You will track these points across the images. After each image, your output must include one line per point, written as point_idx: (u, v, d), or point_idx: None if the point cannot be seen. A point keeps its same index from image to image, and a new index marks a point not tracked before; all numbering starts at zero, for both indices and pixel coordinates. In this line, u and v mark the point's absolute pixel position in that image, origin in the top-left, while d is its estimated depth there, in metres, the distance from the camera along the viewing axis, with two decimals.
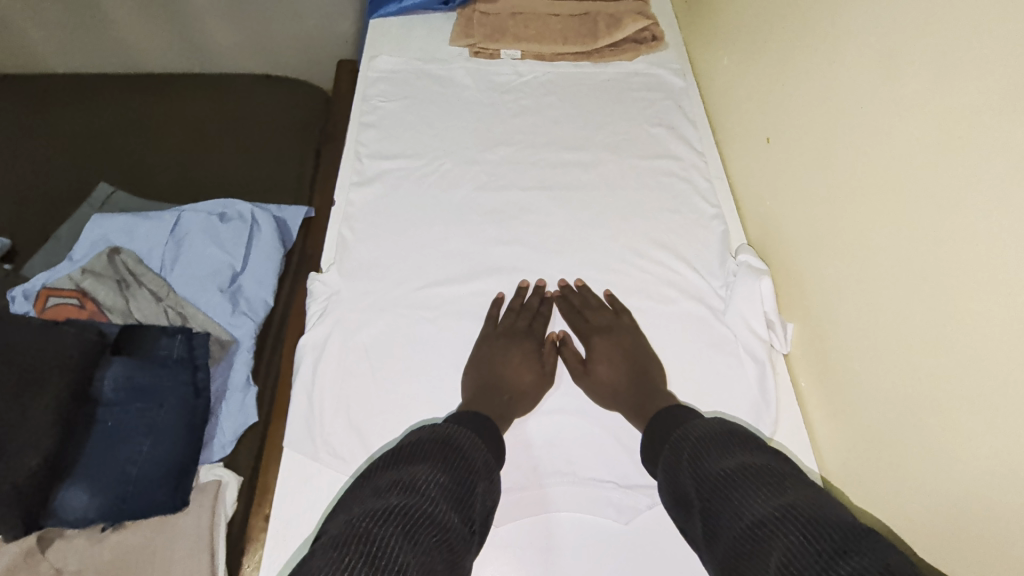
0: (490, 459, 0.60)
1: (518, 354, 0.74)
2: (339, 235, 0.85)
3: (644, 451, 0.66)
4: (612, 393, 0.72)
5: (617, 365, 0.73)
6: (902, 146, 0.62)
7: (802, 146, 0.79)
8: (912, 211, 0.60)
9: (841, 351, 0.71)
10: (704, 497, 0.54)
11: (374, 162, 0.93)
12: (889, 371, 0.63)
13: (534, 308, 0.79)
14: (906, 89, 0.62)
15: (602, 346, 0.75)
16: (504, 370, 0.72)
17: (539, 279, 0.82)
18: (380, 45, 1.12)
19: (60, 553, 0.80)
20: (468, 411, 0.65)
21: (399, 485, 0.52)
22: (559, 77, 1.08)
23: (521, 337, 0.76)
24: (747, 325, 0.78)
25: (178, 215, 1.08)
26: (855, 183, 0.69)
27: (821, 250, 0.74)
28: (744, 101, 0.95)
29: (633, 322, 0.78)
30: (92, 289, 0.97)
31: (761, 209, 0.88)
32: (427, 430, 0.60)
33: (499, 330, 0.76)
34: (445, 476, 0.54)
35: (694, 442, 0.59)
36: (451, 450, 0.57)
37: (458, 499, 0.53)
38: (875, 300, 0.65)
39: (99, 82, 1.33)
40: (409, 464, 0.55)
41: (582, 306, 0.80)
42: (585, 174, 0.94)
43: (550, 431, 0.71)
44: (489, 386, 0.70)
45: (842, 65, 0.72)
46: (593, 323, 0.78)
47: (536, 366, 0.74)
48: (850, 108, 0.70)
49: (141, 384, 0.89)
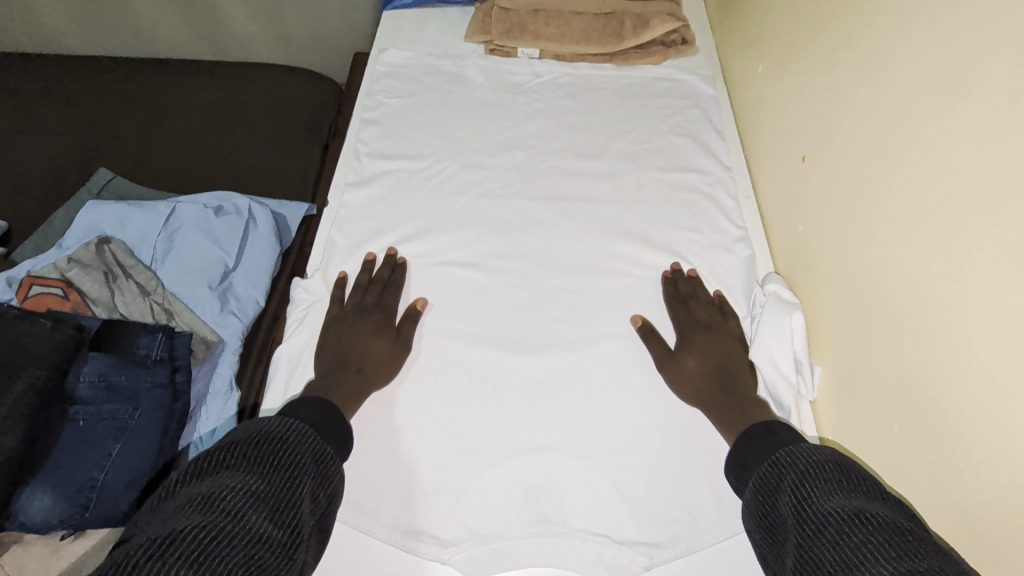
0: (323, 447, 0.54)
1: (367, 325, 0.69)
2: (329, 238, 0.80)
3: (729, 469, 0.59)
4: (696, 391, 0.65)
5: (708, 361, 0.67)
6: (962, 178, 0.53)
7: (842, 168, 0.70)
8: (970, 255, 0.51)
9: (875, 405, 0.62)
10: (804, 537, 0.45)
11: (374, 162, 0.87)
12: (928, 438, 0.54)
13: (384, 279, 0.74)
14: (972, 111, 0.53)
15: (699, 341, 0.69)
16: (349, 346, 0.67)
17: (388, 249, 0.77)
18: (391, 38, 1.06)
19: (17, 561, 0.77)
20: (304, 396, 0.59)
21: (198, 498, 0.45)
22: (579, 80, 1.00)
23: (369, 311, 0.70)
24: (773, 363, 0.68)
25: (173, 205, 1.03)
26: (901, 213, 0.60)
27: (858, 286, 0.65)
28: (778, 114, 0.86)
29: (737, 328, 0.72)
30: (78, 279, 0.92)
31: (791, 233, 0.80)
32: (249, 426, 0.53)
33: (345, 310, 0.71)
34: (262, 479, 0.48)
35: (798, 471, 0.50)
36: (272, 448, 0.51)
37: (276, 503, 0.47)
38: (915, 351, 0.57)
39: (113, 65, 1.30)
40: (218, 472, 0.48)
41: (688, 296, 0.74)
42: (600, 185, 0.87)
43: (538, 473, 0.63)
44: (337, 363, 0.65)
45: (895, 77, 0.63)
46: (695, 316, 0.72)
47: (390, 333, 0.69)
48: (903, 129, 0.61)
49: (117, 384, 0.84)
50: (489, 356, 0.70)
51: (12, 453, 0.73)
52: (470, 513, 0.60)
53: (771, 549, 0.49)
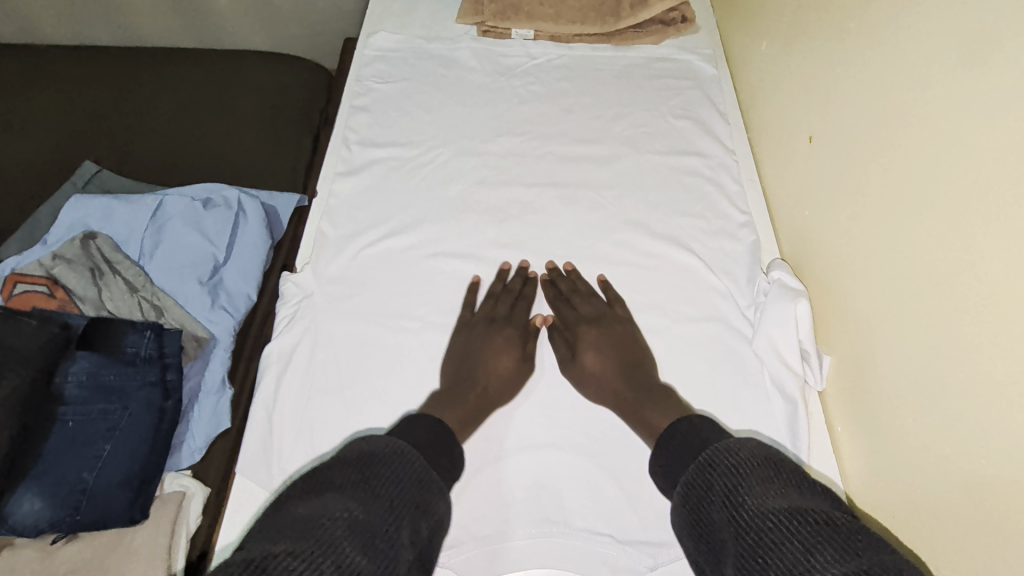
0: (430, 478, 0.50)
1: (500, 339, 0.66)
2: (318, 230, 0.77)
3: (653, 467, 0.55)
4: (606, 390, 0.63)
5: (607, 356, 0.65)
6: (980, 155, 0.50)
7: (851, 148, 0.67)
8: (987, 237, 0.49)
9: (887, 395, 0.59)
10: (741, 546, 0.42)
11: (364, 150, 0.84)
12: (947, 430, 0.51)
13: (517, 290, 0.71)
14: (991, 83, 0.50)
15: (590, 337, 0.67)
16: (481, 360, 0.64)
17: (520, 261, 0.74)
18: (381, 21, 1.02)
19: (8, 564, 0.75)
20: (420, 416, 0.56)
21: (300, 521, 0.42)
22: (575, 61, 0.97)
23: (499, 324, 0.68)
24: (779, 355, 0.66)
25: (160, 199, 1.00)
26: (915, 193, 0.57)
27: (869, 271, 0.63)
28: (783, 93, 0.83)
29: (626, 315, 0.70)
30: (63, 277, 0.90)
31: (797, 217, 0.77)
32: (355, 446, 0.50)
33: (476, 317, 0.69)
34: (363, 507, 0.44)
35: (727, 469, 0.47)
36: (375, 474, 0.47)
37: (375, 538, 0.42)
38: (930, 340, 0.54)
39: (96, 55, 1.26)
40: (320, 493, 0.45)
41: (569, 293, 0.71)
42: (598, 171, 0.84)
43: (538, 471, 0.61)
44: (463, 379, 0.63)
45: (906, 49, 0.60)
46: (580, 312, 0.70)
47: (517, 348, 0.67)
48: (916, 105, 0.58)
49: (106, 383, 0.82)
50: None
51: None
52: (467, 514, 0.58)
53: (706, 562, 0.46)
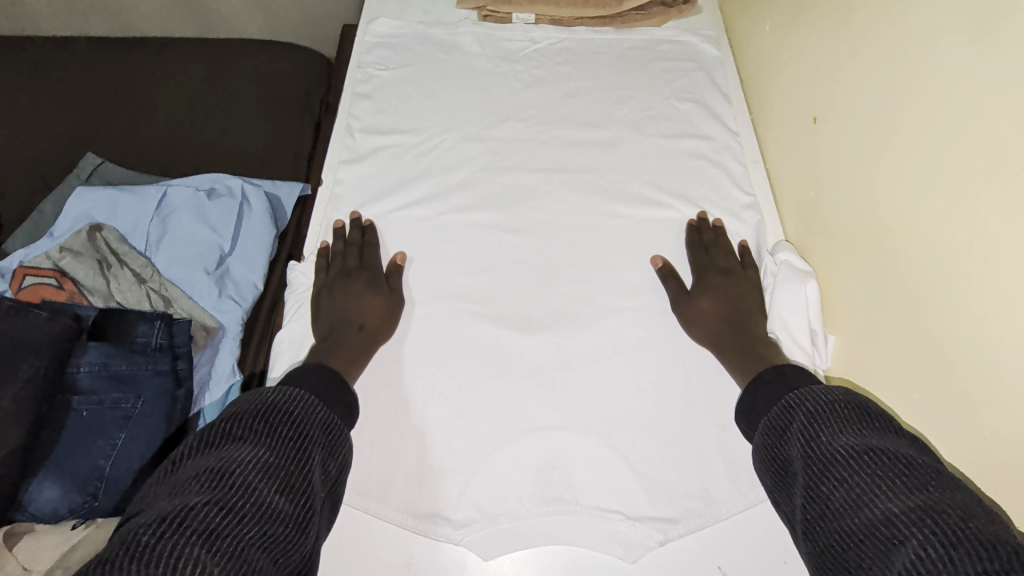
0: (331, 418, 0.55)
1: (359, 284, 0.69)
2: (325, 218, 0.77)
3: (739, 412, 0.60)
4: (712, 334, 0.66)
5: (721, 303, 0.68)
6: (984, 133, 0.50)
7: (855, 128, 0.67)
8: (992, 215, 0.49)
9: (895, 373, 0.60)
10: (810, 478, 0.47)
11: (367, 137, 0.84)
12: (961, 406, 0.52)
13: (357, 240, 0.73)
14: (995, 60, 0.50)
15: (716, 285, 0.69)
16: (347, 311, 0.67)
17: (354, 212, 0.77)
18: (379, 6, 1.01)
19: (29, 550, 0.73)
20: (309, 365, 0.59)
21: (208, 472, 0.45)
22: (577, 45, 0.96)
23: (355, 274, 0.70)
24: (786, 335, 0.67)
25: (164, 189, 1.00)
26: (920, 171, 0.57)
27: (875, 250, 0.63)
28: (787, 73, 0.82)
29: (755, 276, 0.73)
30: (71, 268, 0.90)
31: (802, 198, 0.77)
32: (252, 396, 0.53)
33: (332, 276, 0.71)
34: (269, 451, 0.48)
35: (807, 412, 0.51)
36: (275, 419, 0.51)
37: (287, 477, 0.47)
38: (939, 317, 0.54)
39: (93, 46, 1.25)
40: (224, 445, 0.48)
41: (710, 244, 0.74)
42: (602, 155, 0.84)
43: (551, 451, 0.62)
44: (332, 333, 0.66)
45: (913, 27, 0.60)
46: (715, 261, 0.72)
47: (382, 290, 0.69)
48: (921, 83, 0.58)
49: (118, 373, 0.83)
50: (494, 333, 0.68)
51: (18, 444, 0.73)
52: (481, 492, 0.60)
53: (779, 488, 0.51)
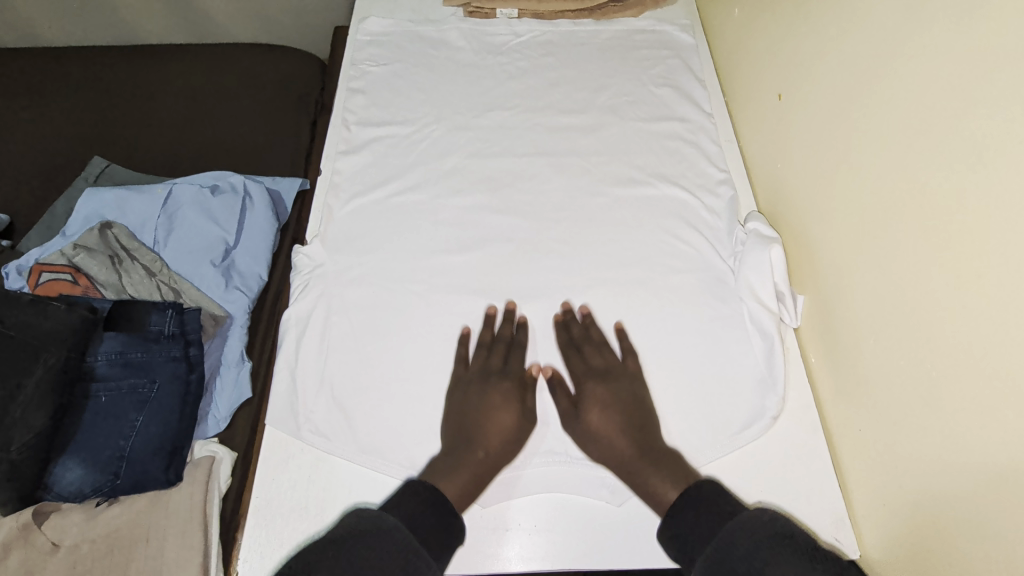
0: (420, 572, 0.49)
1: (496, 395, 0.64)
2: (325, 204, 0.82)
3: (662, 536, 0.55)
4: (614, 457, 0.61)
5: (613, 417, 0.63)
6: (927, 98, 0.56)
7: (817, 103, 0.72)
8: (933, 172, 0.55)
9: (854, 325, 0.65)
10: None
11: (363, 129, 0.89)
12: (908, 350, 0.58)
13: (508, 338, 0.70)
14: (936, 31, 0.55)
15: (599, 396, 0.64)
16: (480, 420, 0.62)
17: (507, 303, 0.73)
18: (370, 6, 1.06)
19: (58, 526, 0.80)
20: (416, 482, 0.56)
21: None
22: (559, 36, 1.01)
23: (495, 378, 0.66)
24: (756, 296, 0.72)
25: (170, 188, 1.05)
26: (873, 137, 0.63)
27: (835, 215, 0.68)
28: (755, 56, 0.87)
29: (637, 368, 0.68)
30: (85, 264, 0.95)
31: (771, 172, 0.82)
32: (355, 519, 0.51)
33: (470, 373, 0.67)
34: None
35: (745, 548, 0.48)
36: (367, 547, 0.48)
37: None
38: (891, 270, 0.60)
39: (96, 55, 1.30)
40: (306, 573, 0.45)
41: (583, 339, 0.70)
42: (584, 139, 0.89)
43: (541, 409, 0.67)
44: (459, 445, 0.61)
45: (864, 9, 0.65)
46: (591, 364, 0.68)
47: (517, 404, 0.64)
48: (872, 57, 0.64)
49: (133, 360, 0.88)
50: (486, 308, 0.73)
51: (42, 428, 0.78)
52: None
53: None
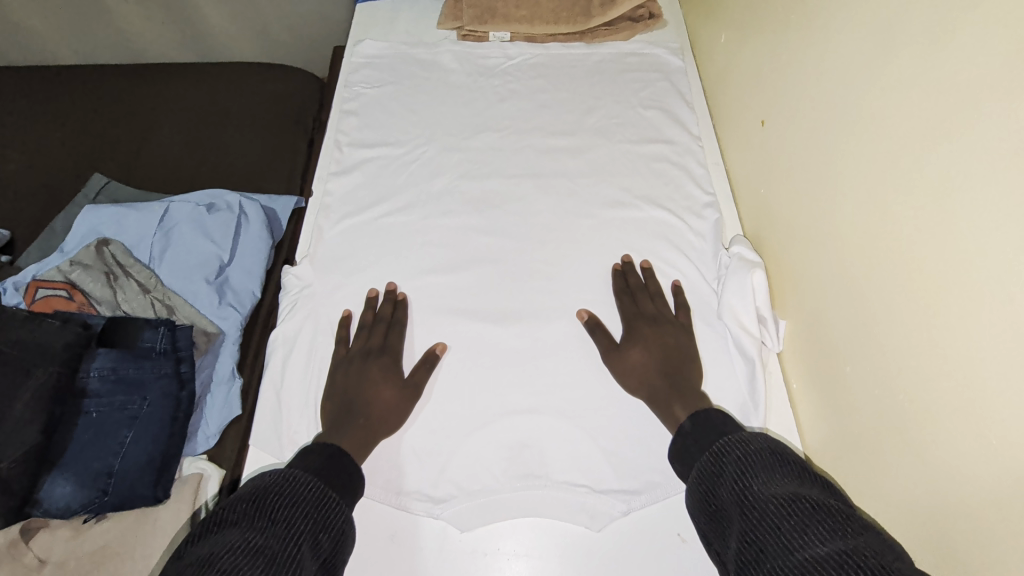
0: (331, 510, 0.54)
1: (374, 371, 0.68)
2: (315, 225, 0.83)
3: (673, 451, 0.60)
4: (644, 383, 0.66)
5: (652, 353, 0.68)
6: (898, 130, 0.57)
7: (797, 130, 0.73)
8: (904, 207, 0.56)
9: (834, 354, 0.65)
10: (747, 524, 0.47)
11: (354, 151, 0.91)
12: (883, 381, 0.58)
13: (387, 317, 0.73)
14: (905, 66, 0.56)
15: (646, 335, 0.70)
16: (358, 394, 0.66)
17: (388, 284, 0.77)
18: (365, 29, 1.09)
19: (45, 543, 0.81)
20: (311, 443, 0.61)
21: (199, 560, 0.45)
22: (550, 60, 1.03)
23: (373, 355, 0.69)
24: (738, 320, 0.72)
25: (167, 205, 1.07)
26: (850, 167, 0.63)
27: (815, 240, 0.69)
28: (739, 79, 0.89)
29: (687, 321, 0.73)
30: (81, 281, 0.96)
31: (756, 196, 0.83)
32: (257, 480, 0.55)
33: (350, 352, 0.70)
34: (264, 534, 0.48)
35: (737, 458, 0.53)
36: (267, 501, 0.52)
37: (273, 557, 0.46)
38: (868, 301, 0.60)
39: (101, 74, 1.32)
40: (222, 529, 0.48)
41: (637, 287, 0.76)
42: (572, 161, 0.90)
43: (522, 432, 0.67)
44: (342, 413, 0.64)
45: (838, 36, 0.67)
46: (642, 308, 0.73)
47: (395, 378, 0.68)
48: (847, 90, 0.65)
49: (125, 376, 0.88)
50: (470, 328, 0.74)
51: (32, 443, 0.78)
52: (461, 468, 0.65)
53: (715, 536, 0.52)
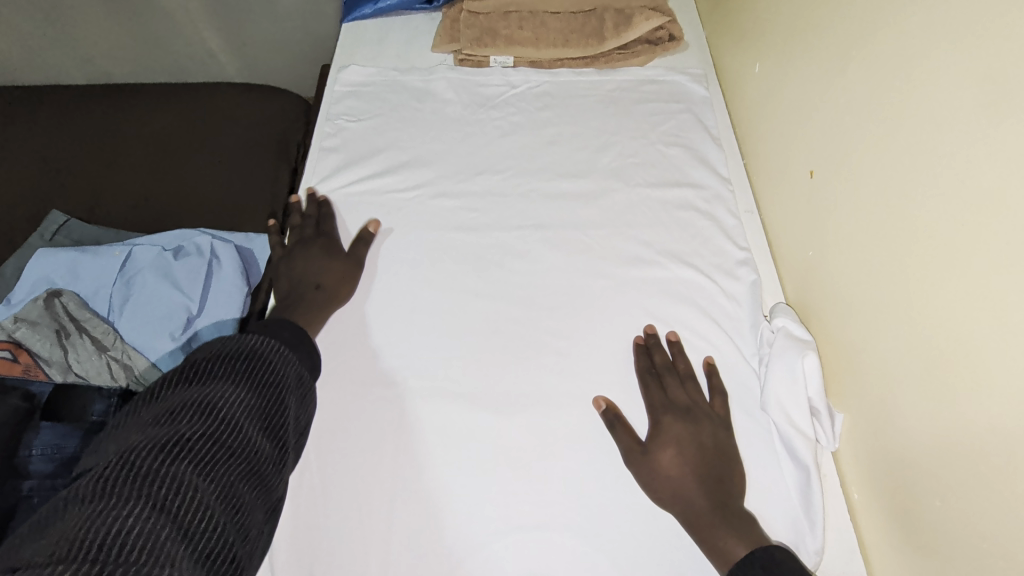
0: (303, 372, 0.55)
1: (315, 250, 0.71)
2: (284, 290, 0.72)
3: None
4: (680, 499, 0.55)
5: (687, 458, 0.57)
6: (1007, 219, 0.44)
7: (855, 185, 0.62)
8: (1014, 315, 0.43)
9: (913, 474, 0.53)
10: None
11: (334, 197, 0.79)
12: (981, 528, 0.46)
13: (313, 214, 0.76)
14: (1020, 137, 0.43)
15: (678, 435, 0.58)
16: (295, 272, 0.69)
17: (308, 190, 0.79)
18: (351, 53, 0.97)
19: None
20: (276, 321, 0.58)
21: (191, 409, 0.46)
22: (558, 88, 0.92)
23: (309, 240, 0.73)
24: (786, 414, 0.60)
25: (129, 249, 0.89)
26: (934, 246, 0.51)
27: (883, 323, 0.57)
28: (780, 112, 0.77)
29: (723, 412, 0.62)
30: (26, 340, 0.78)
31: (801, 254, 0.71)
32: (229, 339, 0.53)
33: (290, 245, 0.73)
34: (253, 395, 0.49)
35: None
36: (254, 363, 0.51)
37: (267, 419, 0.49)
38: (960, 423, 0.48)
39: (65, 96, 1.20)
40: (205, 383, 0.49)
41: (666, 368, 0.64)
42: (586, 209, 0.78)
43: (530, 556, 0.56)
44: (292, 294, 0.67)
45: (911, 79, 0.55)
46: (670, 397, 0.62)
47: (341, 258, 0.71)
48: (928, 155, 0.52)
49: (74, 456, 0.70)
50: (466, 418, 0.63)
51: None
52: None
53: None
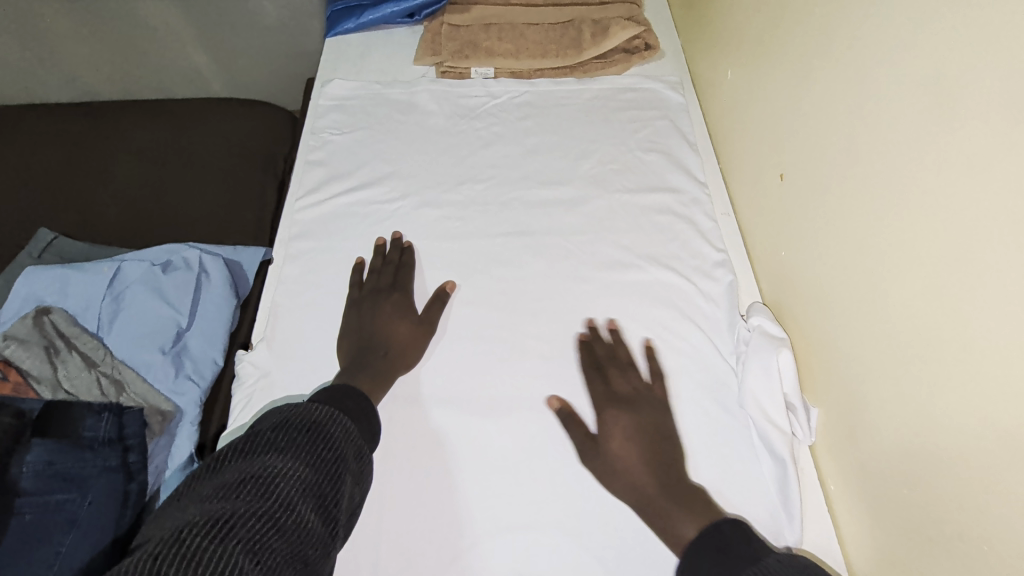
0: (362, 445, 0.54)
1: (387, 306, 0.69)
2: (271, 303, 0.73)
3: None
4: (633, 484, 0.57)
5: (634, 444, 0.59)
6: (958, 215, 0.47)
7: (823, 187, 0.64)
8: (966, 307, 0.46)
9: (882, 463, 0.55)
10: None
11: (320, 208, 0.81)
12: (942, 508, 0.48)
13: (396, 261, 0.74)
14: (966, 140, 0.46)
15: (651, 430, 0.60)
16: (374, 328, 0.67)
17: (393, 233, 0.78)
18: (335, 67, 0.99)
19: None
20: (336, 386, 0.58)
21: (248, 483, 0.46)
22: (538, 97, 0.94)
23: (386, 291, 0.71)
24: (761, 407, 0.62)
25: (117, 265, 0.89)
26: (895, 242, 0.53)
27: (852, 319, 0.59)
28: (752, 117, 0.79)
29: None
30: (15, 357, 0.77)
31: (775, 254, 0.73)
32: (294, 408, 0.54)
33: (363, 293, 0.71)
34: (311, 470, 0.49)
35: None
36: (316, 436, 0.51)
37: (322, 496, 0.48)
38: (923, 411, 0.50)
39: (51, 115, 1.20)
40: (266, 455, 0.49)
41: (621, 360, 0.67)
42: (567, 215, 0.80)
43: (516, 555, 0.57)
44: (364, 348, 0.66)
45: (871, 87, 0.57)
46: (613, 387, 0.64)
47: (412, 316, 0.70)
48: (887, 159, 0.55)
49: (64, 472, 0.67)
50: (453, 422, 0.64)
51: None
52: None
53: None
